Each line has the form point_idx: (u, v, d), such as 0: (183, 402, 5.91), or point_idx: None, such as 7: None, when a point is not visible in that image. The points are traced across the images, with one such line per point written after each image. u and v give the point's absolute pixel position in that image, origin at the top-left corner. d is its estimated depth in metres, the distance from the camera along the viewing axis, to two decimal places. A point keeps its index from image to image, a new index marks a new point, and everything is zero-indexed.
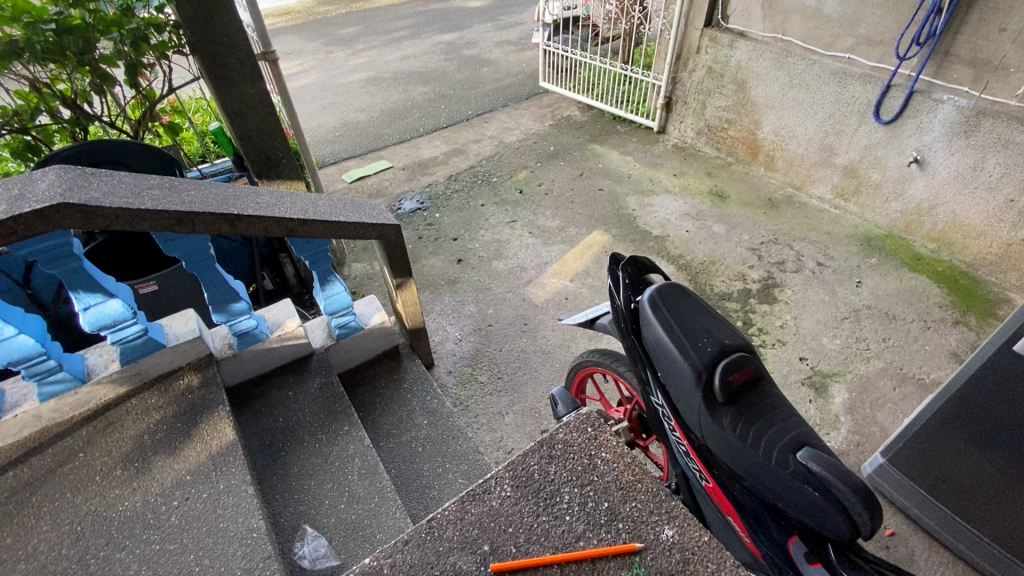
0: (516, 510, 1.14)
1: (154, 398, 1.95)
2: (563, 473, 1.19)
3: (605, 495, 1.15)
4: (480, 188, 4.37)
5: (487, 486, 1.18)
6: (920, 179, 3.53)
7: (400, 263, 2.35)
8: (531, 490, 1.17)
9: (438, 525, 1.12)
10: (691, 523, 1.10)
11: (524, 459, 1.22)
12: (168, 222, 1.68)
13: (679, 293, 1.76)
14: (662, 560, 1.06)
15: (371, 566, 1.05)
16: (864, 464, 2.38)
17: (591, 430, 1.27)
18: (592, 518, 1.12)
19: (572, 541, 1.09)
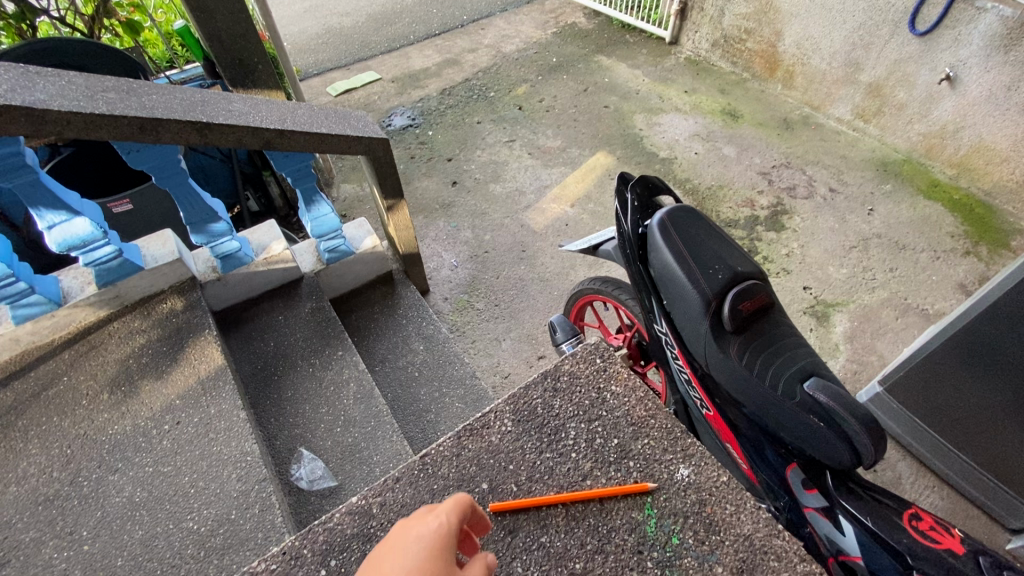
0: (518, 447, 1.10)
1: (138, 322, 1.87)
2: (569, 408, 1.15)
3: (615, 432, 1.11)
4: (477, 103, 4.07)
5: (486, 421, 1.14)
6: (948, 99, 3.28)
7: (390, 183, 2.18)
8: (534, 426, 1.13)
9: (432, 461, 1.08)
10: (707, 462, 1.07)
11: (527, 393, 1.17)
12: (129, 129, 1.50)
13: (691, 215, 1.62)
14: (676, 501, 1.02)
15: (359, 504, 1.03)
16: (861, 391, 2.39)
17: (600, 361, 1.21)
18: (601, 455, 1.08)
19: (579, 479, 1.06)
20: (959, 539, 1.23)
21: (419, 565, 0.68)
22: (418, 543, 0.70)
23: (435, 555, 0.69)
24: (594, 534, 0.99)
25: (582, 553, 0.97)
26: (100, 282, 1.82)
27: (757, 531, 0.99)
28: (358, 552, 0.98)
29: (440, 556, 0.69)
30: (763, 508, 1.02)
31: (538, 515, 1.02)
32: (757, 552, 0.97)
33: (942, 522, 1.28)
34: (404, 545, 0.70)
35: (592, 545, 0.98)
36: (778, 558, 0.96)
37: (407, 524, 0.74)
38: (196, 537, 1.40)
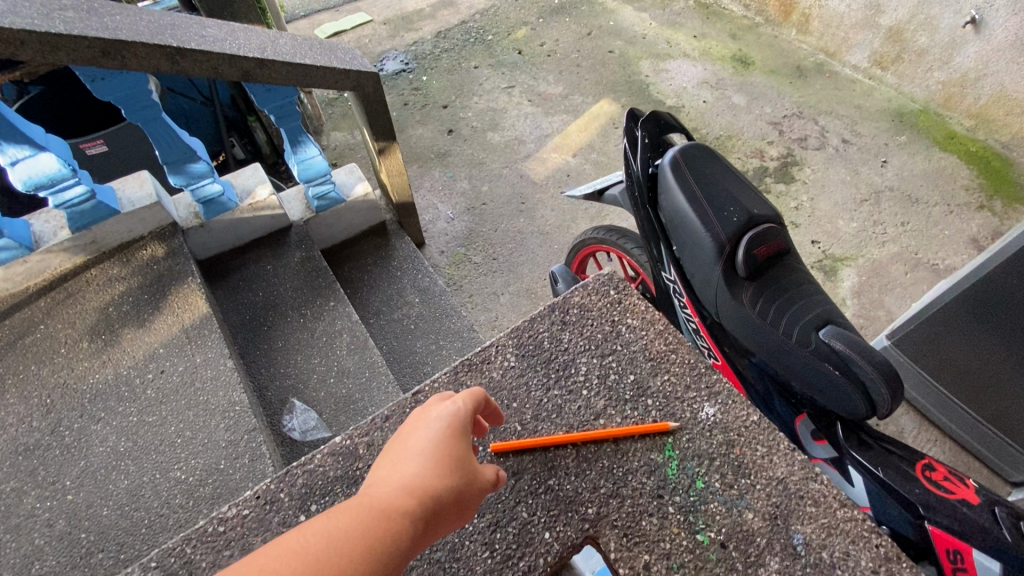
0: (523, 383, 1.11)
1: (116, 269, 1.77)
2: (579, 342, 1.16)
3: (632, 367, 1.12)
4: (474, 47, 3.84)
5: (488, 356, 1.15)
6: (972, 45, 3.09)
7: (381, 123, 2.03)
8: (541, 360, 1.14)
9: (425, 398, 1.10)
10: (734, 402, 1.06)
11: (533, 326, 1.19)
12: (91, 52, 1.36)
13: (705, 154, 1.51)
14: (699, 441, 1.02)
15: (343, 446, 1.05)
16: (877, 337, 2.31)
17: (614, 293, 1.22)
18: (616, 393, 1.09)
19: (590, 418, 1.06)
20: (974, 491, 1.18)
21: (441, 439, 0.81)
22: (438, 422, 0.83)
23: (455, 432, 0.82)
24: (608, 478, 0.99)
25: (594, 497, 0.97)
26: (74, 226, 1.71)
27: (792, 475, 0.98)
28: (342, 496, 0.99)
29: (459, 434, 0.83)
30: (797, 451, 1.01)
31: (545, 457, 1.02)
32: (792, 497, 0.96)
33: (956, 471, 1.25)
34: (427, 423, 0.83)
35: (605, 489, 0.98)
36: (815, 504, 0.95)
37: (427, 409, 0.87)
38: (185, 487, 1.36)
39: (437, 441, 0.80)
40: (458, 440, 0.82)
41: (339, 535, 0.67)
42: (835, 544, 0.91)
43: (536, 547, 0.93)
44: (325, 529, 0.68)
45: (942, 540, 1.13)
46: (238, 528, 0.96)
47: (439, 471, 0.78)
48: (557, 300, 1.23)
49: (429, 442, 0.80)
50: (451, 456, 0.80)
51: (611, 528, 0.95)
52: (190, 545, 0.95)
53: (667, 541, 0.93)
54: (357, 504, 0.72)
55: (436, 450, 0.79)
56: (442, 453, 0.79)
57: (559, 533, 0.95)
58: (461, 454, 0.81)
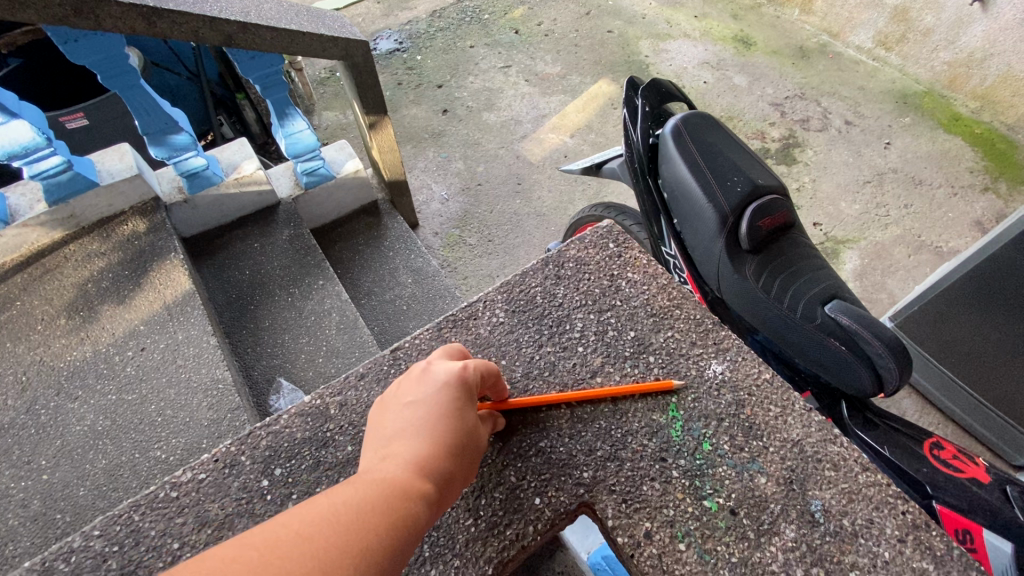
0: (513, 339, 1.06)
1: (96, 244, 1.71)
2: (574, 298, 1.11)
3: (632, 323, 1.07)
4: (470, 26, 3.75)
5: (476, 313, 1.11)
6: (979, 23, 3.02)
7: (371, 95, 1.96)
8: (533, 316, 1.09)
9: (404, 357, 1.06)
10: (743, 360, 1.02)
11: (525, 282, 1.14)
12: (61, 10, 1.28)
13: (708, 123, 1.45)
14: (706, 401, 0.98)
15: (314, 407, 1.00)
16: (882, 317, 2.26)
17: (613, 248, 1.17)
18: (616, 350, 1.04)
19: (586, 376, 1.02)
20: (984, 469, 1.14)
21: (453, 414, 0.78)
22: (449, 395, 0.80)
23: (465, 407, 0.80)
24: (604, 440, 0.95)
25: (590, 460, 0.93)
26: (50, 199, 1.63)
27: (808, 437, 0.94)
28: (310, 459, 0.94)
29: (468, 410, 0.81)
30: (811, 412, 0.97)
31: (535, 420, 0.97)
32: (808, 460, 0.92)
33: (965, 451, 1.19)
34: (435, 394, 0.80)
35: (602, 452, 0.94)
36: (835, 468, 0.91)
37: (433, 374, 0.82)
38: (165, 466, 1.31)
39: (447, 414, 0.78)
40: (468, 415, 0.80)
41: (361, 509, 0.66)
42: (855, 511, 0.87)
43: (526, 514, 0.89)
44: (347, 502, 0.66)
45: (949, 519, 1.08)
46: (192, 494, 0.91)
47: (451, 447, 0.76)
48: (551, 254, 1.18)
49: (440, 415, 0.78)
50: (461, 430, 0.78)
51: (607, 493, 0.90)
52: (138, 512, 0.90)
53: (670, 508, 0.88)
54: (373, 479, 0.70)
55: (448, 425, 0.77)
56: (453, 427, 0.78)
57: (551, 499, 0.90)
58: (470, 429, 0.80)
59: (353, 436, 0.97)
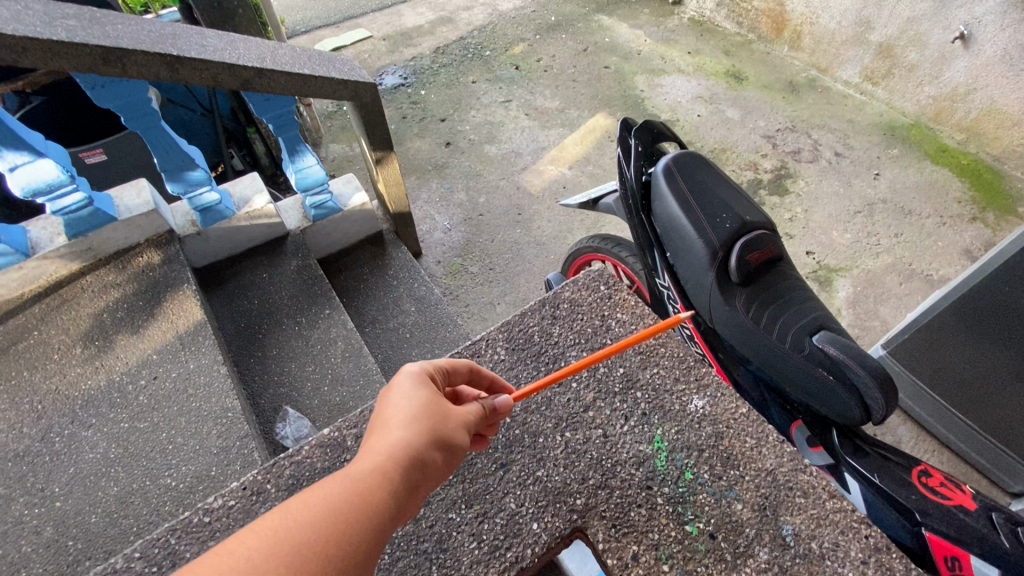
0: (513, 375, 1.13)
1: (113, 275, 1.78)
2: (569, 336, 1.17)
3: (621, 361, 1.14)
4: (472, 62, 3.91)
5: (479, 350, 1.16)
6: (961, 59, 3.14)
7: (379, 132, 2.05)
8: (531, 353, 1.15)
9: None
10: (723, 395, 1.09)
11: (522, 321, 1.20)
12: (91, 59, 1.38)
13: (698, 163, 1.53)
14: (688, 433, 1.04)
15: (332, 437, 1.08)
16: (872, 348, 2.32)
17: (604, 290, 1.24)
18: (606, 386, 1.10)
19: (579, 411, 1.08)
20: (970, 496, 1.17)
21: (408, 394, 0.79)
22: (403, 381, 0.81)
23: (421, 384, 0.81)
24: (596, 469, 1.00)
25: (583, 488, 0.98)
26: (70, 232, 1.71)
27: (780, 466, 1.00)
28: None
29: (425, 387, 0.81)
30: (785, 443, 1.03)
31: (535, 450, 1.03)
32: (780, 487, 0.97)
33: (953, 479, 1.23)
34: (393, 386, 0.81)
35: (594, 480, 0.99)
36: (804, 495, 0.96)
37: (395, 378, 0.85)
38: (174, 494, 1.34)
39: (406, 397, 0.79)
40: (423, 390, 0.80)
41: (328, 510, 0.65)
42: (823, 535, 0.92)
43: (524, 538, 0.94)
44: (314, 504, 0.65)
45: (939, 546, 1.12)
46: (220, 519, 0.98)
47: (409, 421, 0.76)
48: (547, 295, 1.24)
49: (395, 400, 0.78)
50: (430, 410, 0.78)
51: (599, 518, 0.95)
52: (173, 536, 0.97)
53: (655, 532, 0.93)
54: (339, 476, 0.70)
55: (404, 406, 0.77)
56: (420, 408, 0.78)
57: (548, 524, 0.95)
58: (430, 403, 0.79)
59: None
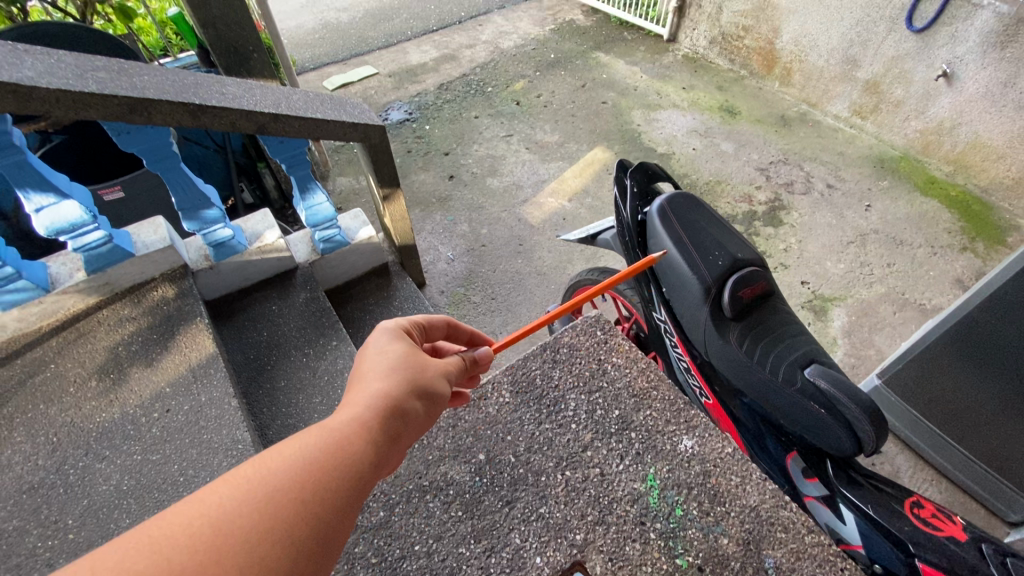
0: (516, 417, 1.18)
1: (128, 309, 1.84)
2: (569, 379, 1.23)
3: (617, 403, 1.18)
4: (474, 98, 4.06)
5: (483, 393, 1.22)
6: (945, 96, 3.27)
7: (386, 171, 2.14)
8: (532, 397, 1.20)
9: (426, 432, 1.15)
10: (712, 434, 1.13)
11: (525, 365, 1.26)
12: (120, 109, 1.46)
13: (691, 202, 1.60)
14: (679, 472, 1.09)
15: None
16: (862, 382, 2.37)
17: (601, 334, 1.30)
18: (602, 426, 1.15)
19: (578, 450, 1.12)
20: (961, 527, 1.21)
21: (384, 352, 0.87)
22: (378, 342, 0.89)
23: (396, 342, 0.89)
24: (595, 506, 1.04)
25: (582, 524, 1.02)
26: (89, 268, 1.78)
27: (763, 502, 1.04)
28: None
29: (399, 344, 0.89)
30: (768, 480, 1.08)
31: (537, 488, 1.08)
32: (763, 523, 1.02)
33: (944, 510, 1.27)
34: (369, 347, 0.89)
35: (592, 516, 1.03)
36: (785, 530, 1.01)
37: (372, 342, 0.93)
38: None
39: (384, 354, 0.87)
40: (398, 346, 0.88)
41: (308, 455, 0.69)
42: (803, 568, 0.97)
43: (529, 571, 0.98)
44: (290, 454, 0.68)
45: None
46: None
47: (386, 373, 0.83)
48: (547, 340, 1.30)
49: (372, 358, 0.86)
50: (402, 365, 0.86)
51: (597, 552, 0.99)
52: None
53: (649, 565, 0.97)
54: (316, 428, 0.73)
55: (381, 362, 0.85)
56: (393, 364, 0.86)
57: (549, 558, 0.99)
58: (405, 358, 0.87)
59: (384, 502, 1.06)
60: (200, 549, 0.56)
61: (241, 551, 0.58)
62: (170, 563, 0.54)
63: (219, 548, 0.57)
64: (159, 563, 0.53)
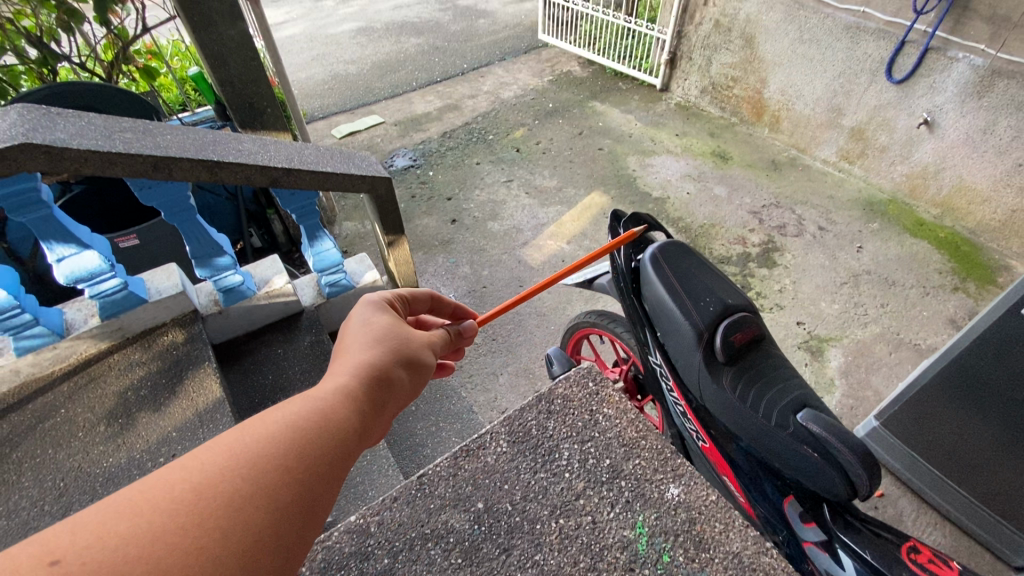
0: (513, 467, 1.21)
1: (138, 354, 1.89)
2: (562, 430, 1.26)
3: (608, 452, 1.22)
4: (476, 145, 4.23)
5: (482, 443, 1.25)
6: (928, 142, 3.41)
7: (392, 219, 2.23)
8: (528, 446, 1.24)
9: (428, 481, 1.18)
10: (696, 482, 1.17)
11: (521, 415, 1.29)
12: (144, 167, 1.54)
13: (682, 250, 1.68)
14: (667, 519, 1.11)
15: (357, 524, 1.11)
16: (858, 426, 2.38)
17: (592, 385, 1.34)
18: (593, 475, 1.18)
19: (571, 499, 1.15)
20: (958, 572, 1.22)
21: (369, 323, 0.93)
22: (361, 314, 0.95)
23: (379, 315, 0.95)
24: (587, 553, 1.07)
25: (574, 571, 1.05)
26: (103, 314, 1.84)
27: (746, 549, 1.07)
28: (354, 570, 1.05)
29: (382, 316, 0.96)
30: (751, 526, 1.11)
31: (532, 536, 1.10)
32: (746, 569, 1.05)
33: (941, 555, 1.28)
34: (354, 320, 0.95)
35: (585, 563, 1.06)
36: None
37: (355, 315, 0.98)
38: None
39: (369, 325, 0.93)
40: (381, 318, 0.95)
41: (295, 422, 0.71)
42: None
43: None
44: (271, 424, 0.70)
45: None
46: None
47: (371, 343, 0.89)
48: (542, 390, 1.35)
49: (358, 329, 0.92)
50: (383, 338, 0.90)
51: None
52: None
53: None
54: (297, 400, 0.75)
55: (366, 332, 0.91)
56: (373, 339, 0.90)
57: None
58: (389, 329, 0.93)
59: (387, 549, 1.08)
60: (178, 512, 0.57)
61: (225, 515, 0.59)
62: (153, 528, 0.55)
63: (199, 510, 0.58)
64: (143, 526, 0.54)
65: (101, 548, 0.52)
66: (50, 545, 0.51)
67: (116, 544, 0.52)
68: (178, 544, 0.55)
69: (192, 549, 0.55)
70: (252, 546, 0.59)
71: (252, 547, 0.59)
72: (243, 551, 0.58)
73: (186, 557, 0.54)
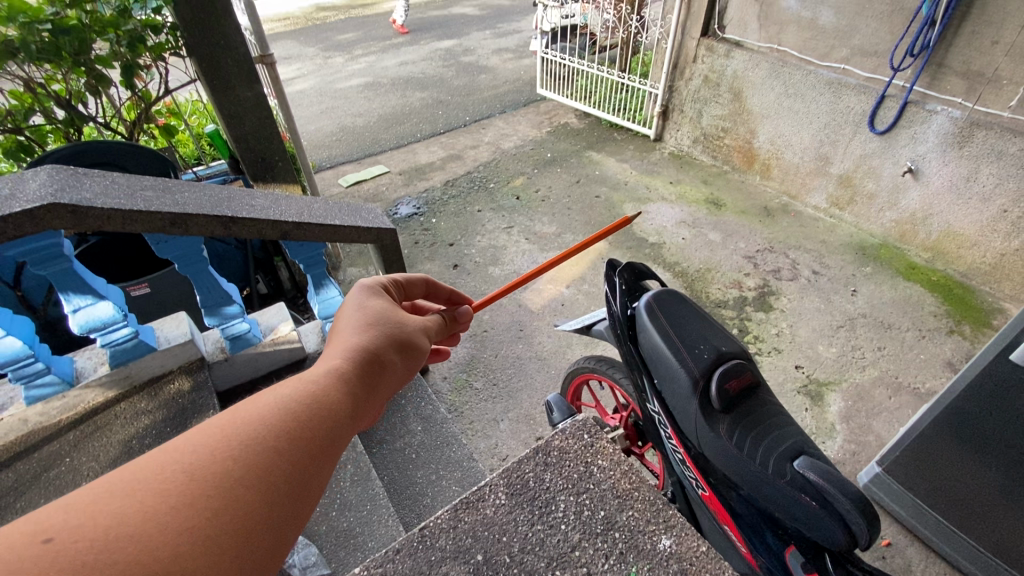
0: (511, 519, 1.22)
1: (144, 402, 1.92)
2: (558, 481, 1.28)
3: (602, 503, 1.23)
4: (477, 193, 4.38)
5: (481, 495, 1.27)
6: (914, 189, 3.53)
7: (396, 268, 2.31)
8: (526, 498, 1.25)
9: (429, 534, 1.19)
10: (687, 533, 1.18)
11: (519, 467, 1.31)
12: (162, 223, 1.63)
13: (676, 298, 1.74)
14: (660, 570, 1.12)
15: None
16: (860, 473, 2.37)
17: (588, 437, 1.36)
18: (588, 527, 1.20)
19: (567, 550, 1.16)
20: None
21: (363, 308, 1.02)
22: (356, 300, 1.04)
23: (372, 301, 1.04)
24: None
25: None
26: (112, 362, 1.89)
27: None
28: None
29: (376, 302, 1.04)
30: None
31: None
32: None
33: None
34: (349, 306, 1.03)
35: None
36: None
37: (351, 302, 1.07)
38: None
39: (362, 311, 1.01)
40: (373, 304, 1.03)
41: (289, 403, 0.76)
42: None
43: None
44: (264, 405, 0.74)
45: None
46: None
47: (364, 326, 0.96)
48: (539, 442, 1.36)
49: (352, 314, 1.00)
50: (375, 323, 0.98)
51: None
52: None
53: None
54: (292, 383, 0.80)
55: (360, 316, 0.99)
56: (366, 323, 0.98)
57: None
58: (382, 314, 1.01)
59: None
60: (172, 491, 0.59)
61: (218, 495, 0.61)
62: (147, 508, 0.57)
63: (192, 490, 0.60)
64: (135, 505, 0.56)
65: (96, 527, 0.54)
66: (42, 523, 0.52)
67: (110, 522, 0.54)
68: (172, 522, 0.57)
69: (186, 527, 0.57)
70: (246, 527, 0.61)
71: (242, 526, 0.61)
72: (238, 530, 0.60)
73: (178, 536, 0.56)
